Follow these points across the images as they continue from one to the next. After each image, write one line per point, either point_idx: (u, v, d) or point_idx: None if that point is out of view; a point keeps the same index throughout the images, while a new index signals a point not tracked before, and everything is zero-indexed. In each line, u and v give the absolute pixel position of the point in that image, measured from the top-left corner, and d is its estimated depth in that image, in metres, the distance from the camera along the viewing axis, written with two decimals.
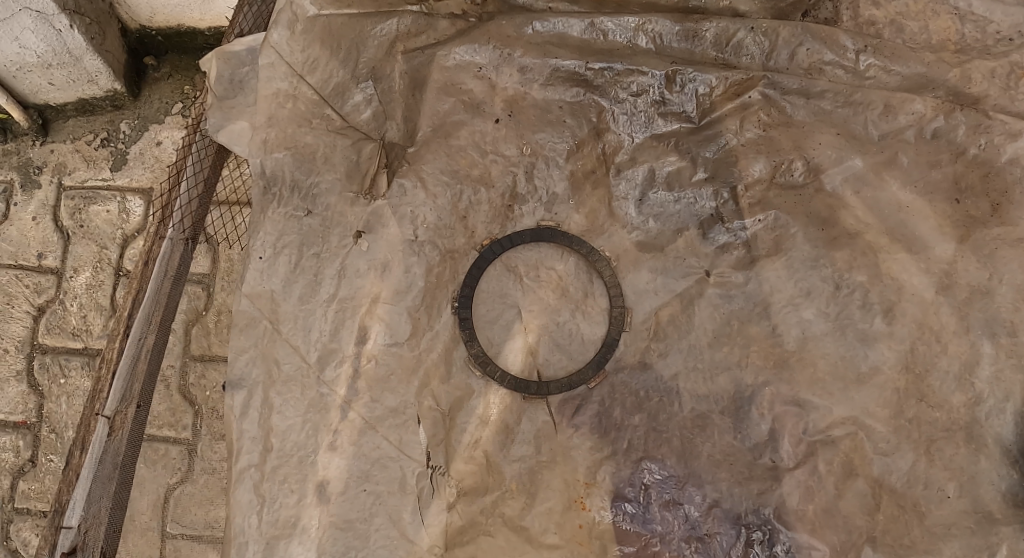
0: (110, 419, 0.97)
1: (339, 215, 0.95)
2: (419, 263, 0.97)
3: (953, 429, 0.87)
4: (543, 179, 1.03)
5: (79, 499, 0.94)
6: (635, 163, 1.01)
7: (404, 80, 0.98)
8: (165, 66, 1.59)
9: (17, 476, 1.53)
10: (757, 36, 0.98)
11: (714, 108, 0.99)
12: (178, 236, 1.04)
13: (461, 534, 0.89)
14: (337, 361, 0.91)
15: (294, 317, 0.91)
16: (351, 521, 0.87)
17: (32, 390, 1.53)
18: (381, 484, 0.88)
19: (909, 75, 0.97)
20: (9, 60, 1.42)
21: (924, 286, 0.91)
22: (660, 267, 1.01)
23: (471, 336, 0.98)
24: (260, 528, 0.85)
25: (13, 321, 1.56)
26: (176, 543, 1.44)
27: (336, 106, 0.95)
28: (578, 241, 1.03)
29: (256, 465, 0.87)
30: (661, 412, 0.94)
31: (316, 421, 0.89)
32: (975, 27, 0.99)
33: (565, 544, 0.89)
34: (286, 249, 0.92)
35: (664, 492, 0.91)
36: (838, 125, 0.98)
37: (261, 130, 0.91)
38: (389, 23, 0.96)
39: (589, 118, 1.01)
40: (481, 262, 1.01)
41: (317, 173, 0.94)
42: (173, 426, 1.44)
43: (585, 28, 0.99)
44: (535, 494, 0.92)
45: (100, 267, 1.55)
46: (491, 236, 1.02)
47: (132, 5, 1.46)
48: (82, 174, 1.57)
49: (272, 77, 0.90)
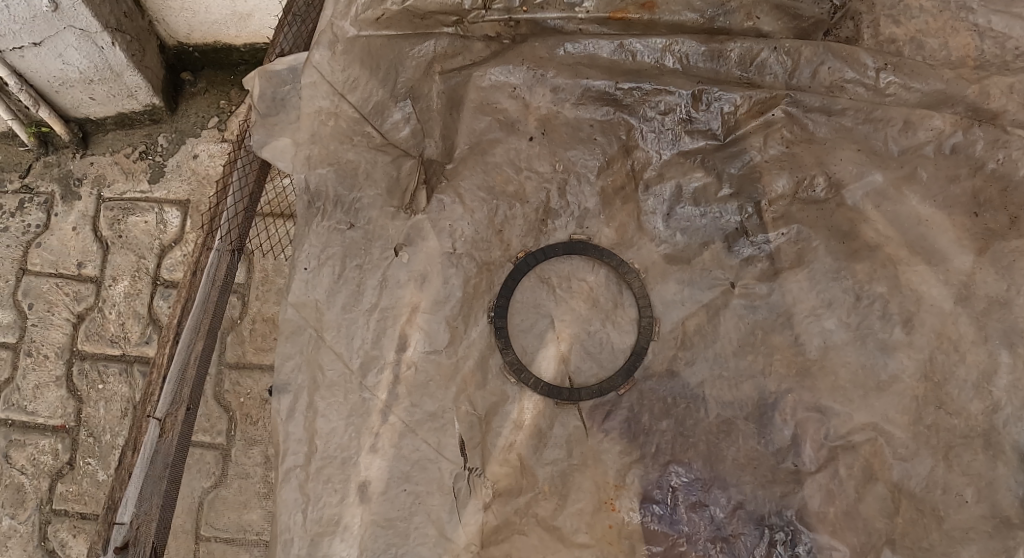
0: (161, 420, 1.02)
1: (380, 228, 1.00)
2: (460, 273, 1.02)
3: (970, 436, 0.90)
4: (575, 195, 1.08)
5: (131, 496, 0.98)
6: (663, 179, 1.06)
7: (441, 99, 1.03)
8: (201, 82, 1.67)
9: (55, 478, 1.59)
10: (780, 55, 1.02)
11: (739, 126, 1.03)
12: (225, 248, 1.09)
13: (496, 532, 0.93)
14: (378, 368, 0.96)
15: (337, 325, 0.96)
16: (391, 519, 0.91)
17: (70, 394, 1.60)
18: (421, 485, 0.93)
19: (929, 92, 1.00)
20: (53, 76, 1.49)
21: (942, 297, 0.94)
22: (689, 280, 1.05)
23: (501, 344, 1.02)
24: (305, 525, 0.90)
25: (53, 327, 1.62)
26: (209, 546, 1.49)
27: (377, 125, 1.00)
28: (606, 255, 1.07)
29: (301, 465, 0.91)
30: (688, 418, 0.98)
31: (358, 424, 0.93)
32: (995, 44, 1.02)
33: (595, 543, 0.93)
34: (329, 261, 0.97)
35: (692, 495, 0.94)
36: (859, 141, 1.01)
37: (305, 147, 0.97)
38: (426, 44, 1.01)
39: (619, 136, 1.06)
40: (516, 274, 1.06)
41: (359, 188, 1.00)
42: (208, 431, 1.50)
43: (614, 49, 1.03)
44: (567, 495, 0.96)
45: (137, 276, 1.62)
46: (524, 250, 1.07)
47: (170, 23, 1.53)
48: (120, 187, 1.65)
49: (314, 95, 0.95)
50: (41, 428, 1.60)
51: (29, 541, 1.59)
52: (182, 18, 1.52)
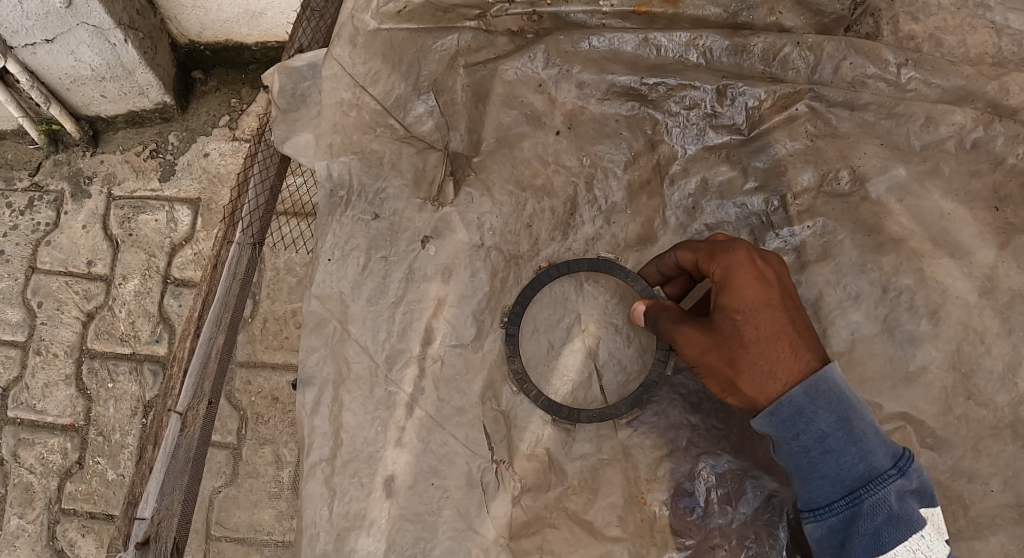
0: (182, 414, 1.00)
1: (407, 220, 0.99)
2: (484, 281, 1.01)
3: (998, 427, 0.92)
4: (602, 189, 1.05)
5: (152, 492, 0.96)
6: (689, 173, 1.04)
7: (466, 92, 1.03)
8: (212, 80, 1.67)
9: (65, 477, 1.58)
10: (803, 50, 1.03)
11: (763, 120, 1.03)
12: (246, 241, 1.09)
13: (527, 526, 0.92)
14: (403, 361, 0.95)
15: (362, 318, 0.95)
16: (419, 514, 0.91)
17: (80, 393, 1.59)
18: (448, 479, 0.92)
19: (948, 88, 1.02)
20: (65, 74, 1.47)
21: (967, 290, 0.95)
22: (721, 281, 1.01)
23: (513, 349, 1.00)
24: (332, 519, 0.89)
25: (63, 326, 1.62)
26: (219, 545, 1.48)
27: (399, 117, 1.01)
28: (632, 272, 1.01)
29: (327, 460, 0.91)
30: (721, 410, 0.97)
31: (384, 417, 0.93)
32: (1012, 40, 1.04)
33: (627, 536, 0.92)
34: (354, 252, 0.97)
35: (723, 487, 0.94)
36: (881, 136, 1.02)
37: (326, 136, 0.97)
38: (449, 38, 1.02)
39: (644, 131, 1.05)
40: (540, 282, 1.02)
41: (383, 178, 0.98)
42: (220, 430, 1.50)
43: (639, 43, 1.04)
44: (598, 490, 0.94)
45: (148, 275, 1.61)
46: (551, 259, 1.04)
47: (182, 21, 1.53)
48: (131, 185, 1.64)
49: (336, 87, 0.96)
50: (51, 427, 1.60)
51: (38, 541, 1.58)
52: (194, 17, 1.51)
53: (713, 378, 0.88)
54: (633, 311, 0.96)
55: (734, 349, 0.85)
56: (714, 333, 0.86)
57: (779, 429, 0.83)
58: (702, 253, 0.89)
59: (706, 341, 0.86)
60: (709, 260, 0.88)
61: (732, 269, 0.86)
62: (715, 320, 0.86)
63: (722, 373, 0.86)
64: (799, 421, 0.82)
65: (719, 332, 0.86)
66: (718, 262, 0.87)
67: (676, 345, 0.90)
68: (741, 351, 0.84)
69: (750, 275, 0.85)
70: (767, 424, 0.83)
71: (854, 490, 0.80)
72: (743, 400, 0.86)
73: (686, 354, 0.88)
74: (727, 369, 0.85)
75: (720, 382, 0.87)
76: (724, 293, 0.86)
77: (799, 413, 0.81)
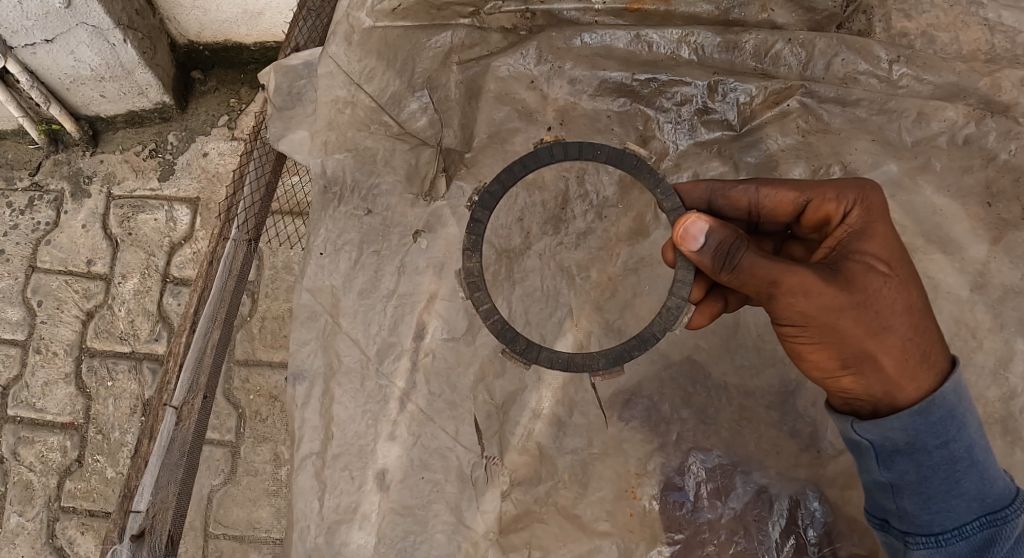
0: (177, 409, 1.01)
1: (399, 215, 1.00)
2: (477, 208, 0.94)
3: (988, 422, 0.93)
4: (593, 184, 1.05)
5: (147, 485, 0.96)
6: (680, 168, 1.06)
7: (459, 89, 1.04)
8: (211, 80, 1.67)
9: (64, 475, 1.59)
10: (794, 47, 1.04)
11: (754, 116, 1.05)
12: (241, 237, 1.10)
13: (516, 521, 0.94)
14: (395, 354, 0.96)
15: (354, 310, 0.96)
16: (409, 507, 0.91)
17: (80, 391, 1.60)
18: (439, 473, 0.93)
19: (941, 85, 1.02)
20: (64, 74, 1.48)
21: (959, 285, 0.98)
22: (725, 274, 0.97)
23: (479, 285, 0.93)
24: (322, 513, 0.90)
25: (63, 325, 1.63)
26: (218, 543, 1.49)
27: (394, 114, 1.01)
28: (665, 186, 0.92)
29: (317, 453, 0.91)
30: (710, 406, 0.98)
31: (375, 411, 0.93)
32: (1004, 38, 1.03)
33: (616, 531, 0.92)
34: (346, 247, 0.97)
35: (713, 482, 0.95)
36: (873, 132, 1.03)
37: (321, 134, 0.98)
38: (442, 35, 1.02)
39: (636, 126, 1.06)
40: (540, 158, 0.94)
41: (377, 174, 1.00)
42: (218, 428, 1.51)
43: (631, 40, 1.04)
44: (588, 484, 0.95)
45: (147, 274, 1.62)
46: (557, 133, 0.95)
47: (181, 21, 1.53)
48: (131, 185, 1.65)
49: (331, 85, 0.97)
50: (50, 425, 1.60)
51: (38, 538, 1.58)
52: (192, 17, 1.52)
53: (833, 345, 0.80)
54: (695, 224, 0.83)
55: (879, 312, 0.78)
56: (860, 287, 0.78)
57: (925, 434, 0.78)
58: (820, 190, 0.85)
59: (846, 297, 0.78)
60: (834, 198, 0.84)
61: (869, 209, 0.82)
62: (852, 265, 0.80)
63: (852, 338, 0.79)
64: (950, 427, 0.78)
65: (863, 287, 0.78)
66: (850, 201, 0.83)
67: (779, 287, 0.79)
68: (892, 317, 0.78)
69: (882, 232, 0.81)
70: (910, 420, 0.78)
71: (998, 510, 0.80)
72: (866, 374, 0.80)
73: (806, 304, 0.78)
74: (864, 335, 0.78)
75: (847, 351, 0.79)
76: (860, 238, 0.82)
77: (951, 416, 0.78)
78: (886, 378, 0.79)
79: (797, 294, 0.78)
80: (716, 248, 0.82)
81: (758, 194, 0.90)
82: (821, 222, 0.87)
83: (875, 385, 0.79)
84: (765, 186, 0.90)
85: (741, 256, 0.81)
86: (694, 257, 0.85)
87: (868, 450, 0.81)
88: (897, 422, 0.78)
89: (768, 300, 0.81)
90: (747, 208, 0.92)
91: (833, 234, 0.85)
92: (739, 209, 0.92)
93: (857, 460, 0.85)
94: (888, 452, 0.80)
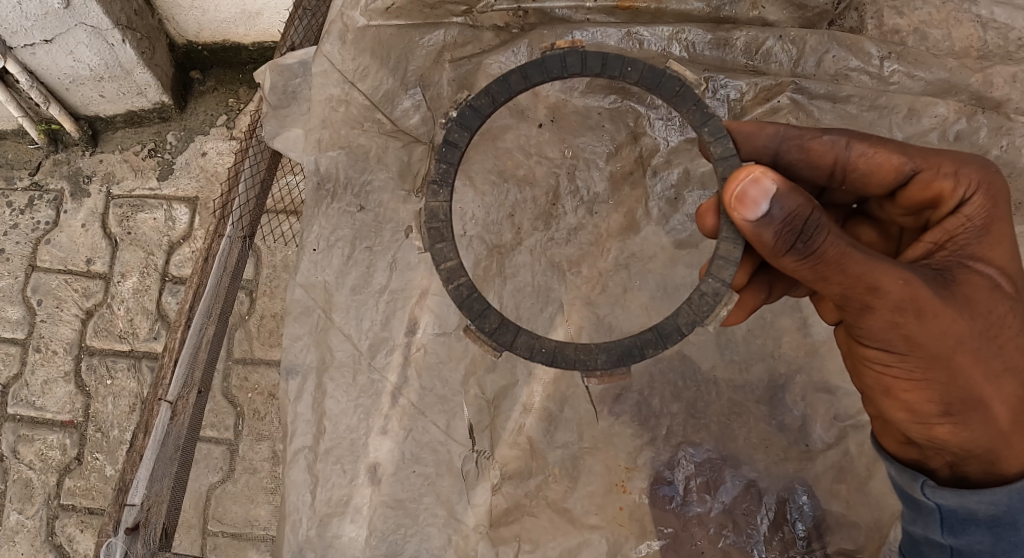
0: (172, 404, 1.02)
1: (391, 211, 1.01)
2: (455, 129, 0.85)
3: None
4: (584, 180, 1.05)
5: (142, 478, 0.97)
6: (671, 165, 1.05)
7: (452, 86, 1.05)
8: (210, 80, 1.67)
9: (64, 473, 1.60)
10: (785, 44, 1.04)
11: (745, 112, 1.06)
12: (236, 234, 1.10)
13: (506, 514, 0.94)
14: (388, 349, 0.96)
15: (346, 307, 0.96)
16: (400, 500, 0.92)
17: (79, 390, 1.61)
18: (430, 466, 0.93)
19: (932, 81, 1.03)
20: (64, 74, 1.48)
21: None
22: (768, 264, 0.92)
23: (442, 235, 0.83)
24: (314, 506, 0.90)
25: (62, 324, 1.64)
26: (216, 540, 1.50)
27: (387, 112, 1.02)
28: (715, 125, 0.81)
29: (309, 447, 0.92)
30: (699, 401, 0.99)
31: (367, 405, 0.94)
32: (997, 34, 1.03)
33: (605, 524, 0.94)
34: (339, 243, 0.98)
35: (702, 476, 0.96)
36: (864, 128, 1.04)
37: (315, 131, 0.99)
38: (435, 34, 1.03)
39: (627, 123, 1.05)
40: (545, 68, 0.83)
41: (369, 171, 1.01)
42: (216, 426, 1.51)
43: (622, 37, 1.05)
44: (578, 478, 0.96)
45: (146, 272, 1.63)
46: (574, 42, 0.83)
47: (180, 21, 1.54)
48: (129, 184, 1.66)
49: (325, 83, 0.98)
50: (50, 423, 1.61)
51: (37, 536, 1.59)
52: (192, 17, 1.53)
53: (938, 384, 0.77)
54: (763, 186, 0.72)
55: (1001, 352, 0.76)
56: (983, 312, 0.75)
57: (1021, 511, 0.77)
58: (934, 161, 0.81)
59: (967, 328, 0.74)
60: (951, 174, 0.80)
61: (989, 203, 0.79)
62: (972, 276, 0.77)
63: (964, 379, 0.76)
64: None
65: (989, 310, 0.76)
66: (967, 185, 0.80)
67: (882, 293, 0.73)
68: (1005, 344, 0.76)
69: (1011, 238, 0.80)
70: (1004, 496, 0.77)
71: None
72: (965, 420, 0.78)
73: (918, 328, 0.74)
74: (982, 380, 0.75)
75: (956, 396, 0.77)
76: (976, 238, 0.79)
77: None
78: (989, 426, 0.77)
79: (910, 314, 0.73)
80: (785, 221, 0.72)
81: (849, 151, 0.86)
82: (923, 201, 0.83)
83: (978, 438, 0.78)
84: (859, 143, 0.86)
85: (822, 240, 0.72)
86: (750, 229, 0.75)
87: (933, 514, 0.80)
88: (988, 496, 0.77)
89: (863, 307, 0.75)
90: (831, 165, 0.88)
91: (939, 225, 0.81)
92: (820, 165, 0.88)
93: (911, 518, 0.83)
94: (959, 519, 0.79)
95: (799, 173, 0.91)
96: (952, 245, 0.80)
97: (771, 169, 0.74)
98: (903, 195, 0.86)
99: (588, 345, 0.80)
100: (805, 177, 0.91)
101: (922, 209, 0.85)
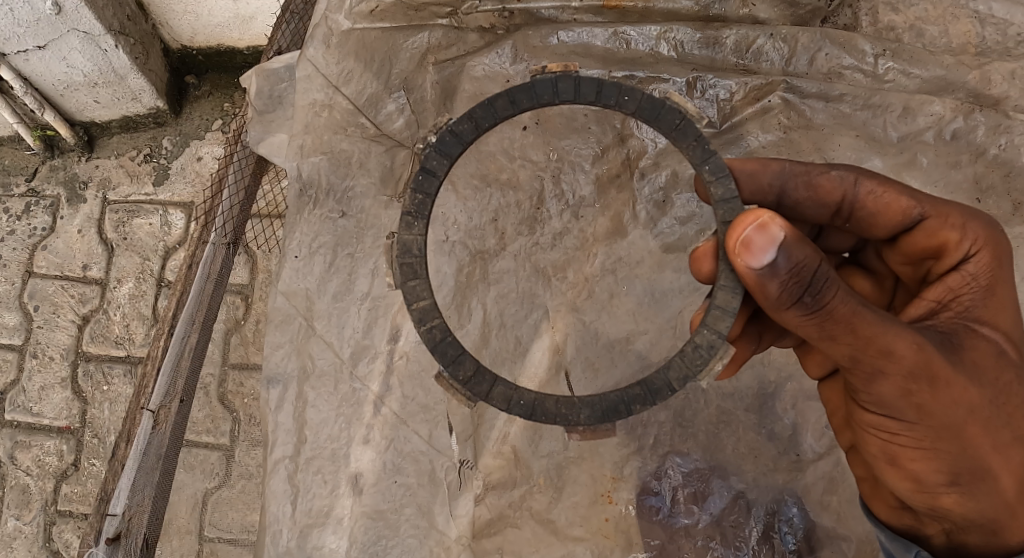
0: (154, 412, 1.00)
1: (373, 217, 0.99)
2: (434, 156, 0.80)
3: None
4: (569, 183, 1.04)
5: (124, 488, 0.96)
6: (659, 167, 1.03)
7: (435, 89, 1.04)
8: (205, 84, 1.66)
9: (60, 479, 1.59)
10: (776, 42, 1.02)
11: (735, 112, 1.04)
12: (220, 241, 1.09)
13: (488, 526, 0.93)
14: (369, 357, 0.95)
15: (328, 314, 0.95)
16: (381, 511, 0.91)
17: (75, 395, 1.61)
18: (411, 477, 0.92)
19: (928, 78, 1.00)
20: (58, 80, 1.48)
21: None
22: (760, 314, 0.90)
23: (414, 271, 0.78)
24: (294, 517, 0.89)
25: (58, 329, 1.63)
26: (213, 547, 1.49)
27: (370, 116, 1.00)
28: (717, 163, 0.76)
29: (290, 457, 0.90)
30: (687, 409, 0.97)
31: (348, 414, 0.93)
32: (995, 30, 1.01)
33: (590, 536, 0.92)
34: (321, 250, 0.97)
35: (690, 486, 0.94)
36: (857, 128, 1.02)
37: (298, 137, 0.97)
38: (420, 36, 1.01)
39: (613, 125, 1.03)
40: (534, 94, 0.79)
41: (351, 177, 0.99)
42: (211, 432, 1.50)
43: (609, 37, 1.03)
44: (563, 489, 0.94)
45: (142, 278, 1.63)
46: (567, 66, 0.79)
47: (173, 26, 1.53)
48: (125, 190, 1.66)
49: (309, 88, 0.96)
50: (46, 429, 1.61)
51: (35, 541, 1.59)
52: (185, 21, 1.52)
53: (946, 455, 0.76)
54: (770, 233, 0.68)
55: (1012, 423, 0.75)
56: (992, 381, 0.74)
57: None
58: (943, 212, 0.80)
59: (978, 398, 0.73)
60: (958, 225, 0.79)
61: (995, 261, 0.78)
62: (978, 341, 0.75)
63: (973, 451, 0.75)
64: None
65: (997, 378, 0.74)
66: (975, 240, 0.78)
67: (893, 357, 0.70)
68: (1016, 417, 0.75)
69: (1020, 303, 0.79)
70: None
71: None
72: (972, 491, 0.77)
73: (930, 396, 0.72)
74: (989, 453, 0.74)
75: (965, 467, 0.76)
76: (982, 299, 0.77)
77: None
78: (995, 500, 0.77)
79: (921, 381, 0.71)
80: (792, 271, 0.69)
81: (858, 190, 0.84)
82: (929, 250, 0.81)
83: (983, 509, 0.78)
84: (867, 180, 0.84)
85: (831, 296, 0.69)
86: (753, 277, 0.70)
87: None
88: None
89: (868, 368, 0.73)
90: (838, 202, 0.85)
91: (942, 282, 0.79)
92: (826, 203, 0.86)
93: None
94: None
95: (803, 212, 0.89)
96: (958, 306, 0.78)
97: (778, 215, 0.69)
98: (906, 242, 0.84)
99: (570, 398, 0.75)
100: (809, 216, 0.89)
101: (924, 259, 0.83)
